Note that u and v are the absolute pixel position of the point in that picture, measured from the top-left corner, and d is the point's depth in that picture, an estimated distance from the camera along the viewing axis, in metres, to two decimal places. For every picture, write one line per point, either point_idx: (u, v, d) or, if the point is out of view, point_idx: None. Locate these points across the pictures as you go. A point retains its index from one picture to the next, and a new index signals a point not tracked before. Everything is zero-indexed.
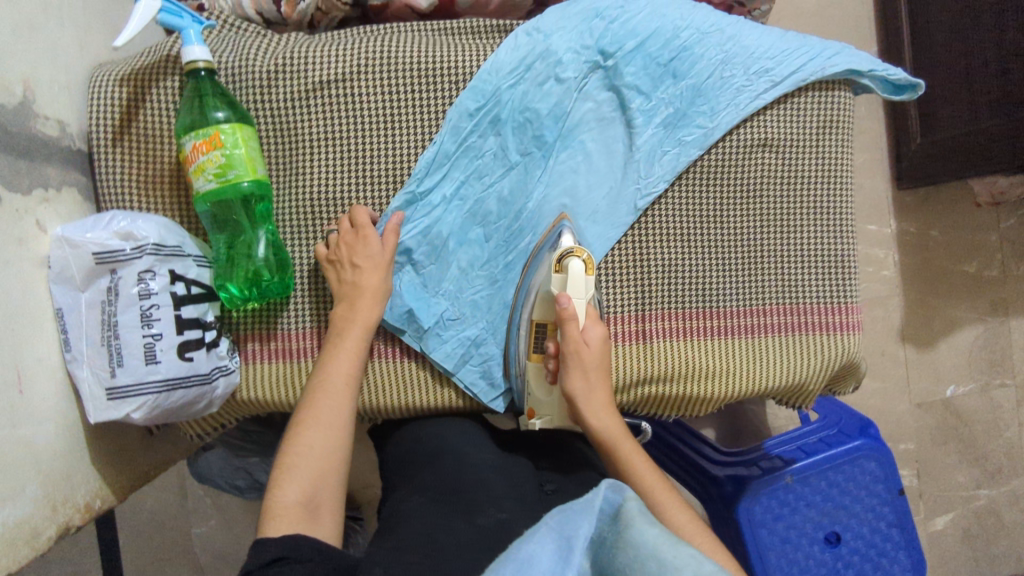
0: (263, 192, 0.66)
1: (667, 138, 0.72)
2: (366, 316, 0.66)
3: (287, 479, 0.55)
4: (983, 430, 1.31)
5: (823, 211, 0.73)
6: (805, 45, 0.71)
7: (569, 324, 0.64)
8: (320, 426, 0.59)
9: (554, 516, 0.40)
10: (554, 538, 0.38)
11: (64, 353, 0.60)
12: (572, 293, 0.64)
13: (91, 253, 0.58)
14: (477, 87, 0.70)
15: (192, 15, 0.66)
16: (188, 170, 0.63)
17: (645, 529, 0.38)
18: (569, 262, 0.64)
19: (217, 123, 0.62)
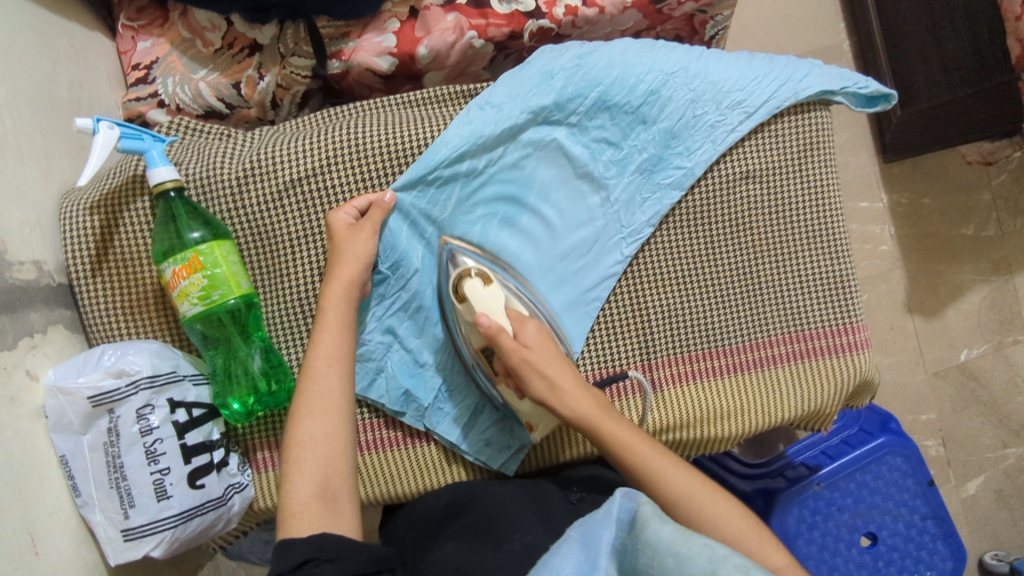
0: (250, 303, 0.65)
1: (644, 184, 0.70)
2: (346, 274, 0.64)
3: (297, 472, 0.55)
4: (1003, 390, 1.30)
5: (816, 233, 0.72)
6: (775, 71, 0.69)
7: (500, 338, 0.60)
8: (328, 409, 0.58)
9: (578, 528, 0.44)
10: (583, 549, 0.42)
11: (75, 499, 0.59)
12: (491, 310, 0.61)
13: (86, 397, 0.57)
14: (428, 159, 0.67)
15: (152, 133, 0.65)
16: (172, 295, 0.62)
17: (659, 528, 0.43)
18: (467, 287, 0.62)
19: (194, 244, 0.62)
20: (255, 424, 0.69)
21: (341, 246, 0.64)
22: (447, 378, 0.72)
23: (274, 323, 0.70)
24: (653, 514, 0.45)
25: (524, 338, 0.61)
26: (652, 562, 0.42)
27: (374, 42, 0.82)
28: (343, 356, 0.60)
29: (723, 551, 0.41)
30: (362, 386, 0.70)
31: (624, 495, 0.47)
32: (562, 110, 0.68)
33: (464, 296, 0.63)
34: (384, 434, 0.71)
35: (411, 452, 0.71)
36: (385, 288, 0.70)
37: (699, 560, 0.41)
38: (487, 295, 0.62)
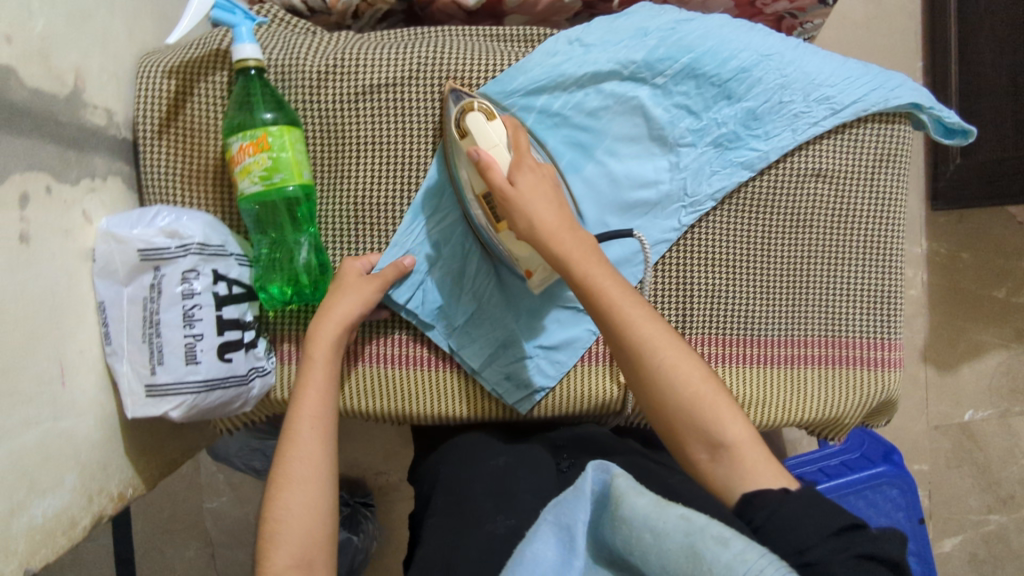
0: (307, 195, 0.66)
1: (717, 158, 0.70)
2: (339, 313, 0.64)
3: (276, 544, 0.51)
4: (999, 457, 1.30)
5: (873, 245, 0.72)
6: (868, 76, 0.69)
7: (493, 172, 0.59)
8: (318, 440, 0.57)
9: (551, 510, 0.43)
10: (553, 533, 0.41)
11: (105, 347, 0.59)
12: (489, 143, 0.61)
13: (137, 250, 0.58)
14: (504, 80, 0.68)
15: (244, 11, 0.64)
16: (234, 170, 0.62)
17: (636, 500, 0.40)
18: (466, 121, 0.63)
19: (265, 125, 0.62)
20: (288, 317, 0.70)
21: (345, 287, 0.65)
22: (480, 307, 0.72)
23: (328, 223, 0.70)
24: (627, 487, 0.42)
25: (519, 176, 0.60)
26: (629, 537, 0.39)
27: None
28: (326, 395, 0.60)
29: (700, 521, 0.38)
30: (405, 296, 0.70)
31: (597, 464, 0.44)
32: (649, 69, 0.68)
33: (465, 131, 0.63)
34: (408, 351, 0.72)
35: (430, 374, 0.72)
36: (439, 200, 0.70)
37: (676, 535, 0.38)
38: (489, 130, 0.62)
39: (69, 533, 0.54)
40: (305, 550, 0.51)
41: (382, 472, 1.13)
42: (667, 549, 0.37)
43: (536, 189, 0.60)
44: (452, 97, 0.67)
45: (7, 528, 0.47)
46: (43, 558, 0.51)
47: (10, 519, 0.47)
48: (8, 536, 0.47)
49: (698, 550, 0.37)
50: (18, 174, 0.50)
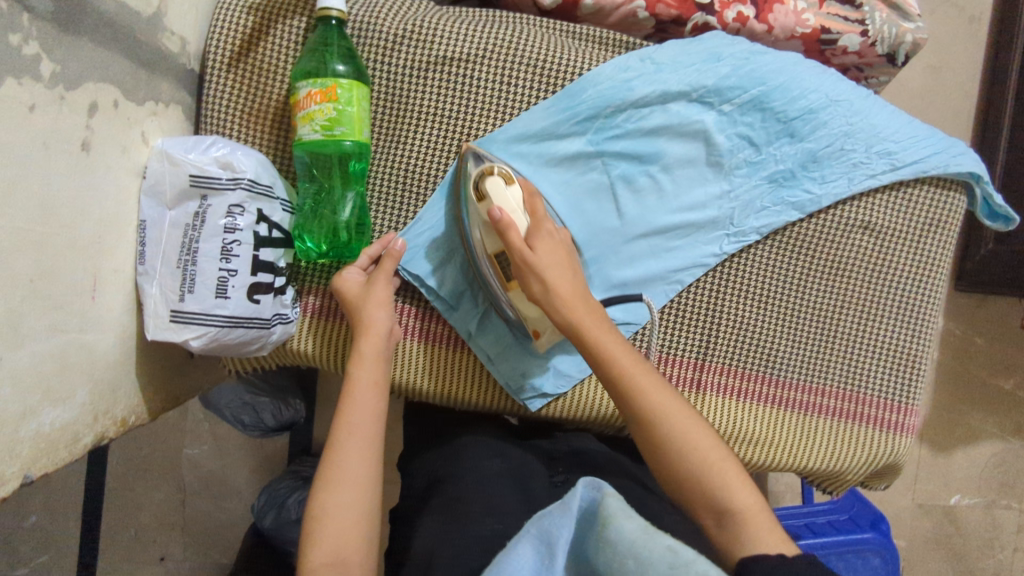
0: (362, 152, 0.66)
1: (770, 194, 0.69)
2: (378, 324, 0.63)
3: (321, 538, 0.51)
4: (977, 546, 1.29)
5: (908, 307, 0.72)
6: (932, 139, 0.69)
7: (512, 233, 0.59)
8: (363, 442, 0.56)
9: (536, 522, 0.43)
10: (535, 546, 0.42)
11: (138, 267, 0.59)
12: (508, 207, 0.60)
13: (189, 175, 0.58)
14: (573, 91, 0.68)
15: None
16: (296, 114, 0.62)
17: (623, 525, 0.40)
18: (487, 183, 0.61)
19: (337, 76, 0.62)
20: (316, 268, 0.69)
21: (369, 300, 0.64)
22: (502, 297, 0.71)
23: (375, 184, 0.70)
24: (617, 508, 0.42)
25: (536, 240, 0.60)
26: (611, 561, 0.40)
27: None
28: (368, 395, 0.59)
29: (686, 557, 0.38)
30: (421, 271, 0.69)
31: (589, 483, 0.45)
32: (719, 94, 0.68)
33: (483, 194, 0.62)
34: (432, 326, 0.71)
35: (450, 353, 0.72)
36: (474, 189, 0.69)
37: (659, 566, 0.37)
38: (508, 194, 0.61)
39: (71, 447, 0.53)
40: (340, 547, 0.51)
41: None
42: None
43: (554, 263, 0.60)
44: (471, 157, 0.67)
45: (17, 430, 0.46)
46: (44, 468, 0.50)
47: (21, 421, 0.46)
48: (17, 438, 0.46)
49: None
50: (91, 83, 0.50)
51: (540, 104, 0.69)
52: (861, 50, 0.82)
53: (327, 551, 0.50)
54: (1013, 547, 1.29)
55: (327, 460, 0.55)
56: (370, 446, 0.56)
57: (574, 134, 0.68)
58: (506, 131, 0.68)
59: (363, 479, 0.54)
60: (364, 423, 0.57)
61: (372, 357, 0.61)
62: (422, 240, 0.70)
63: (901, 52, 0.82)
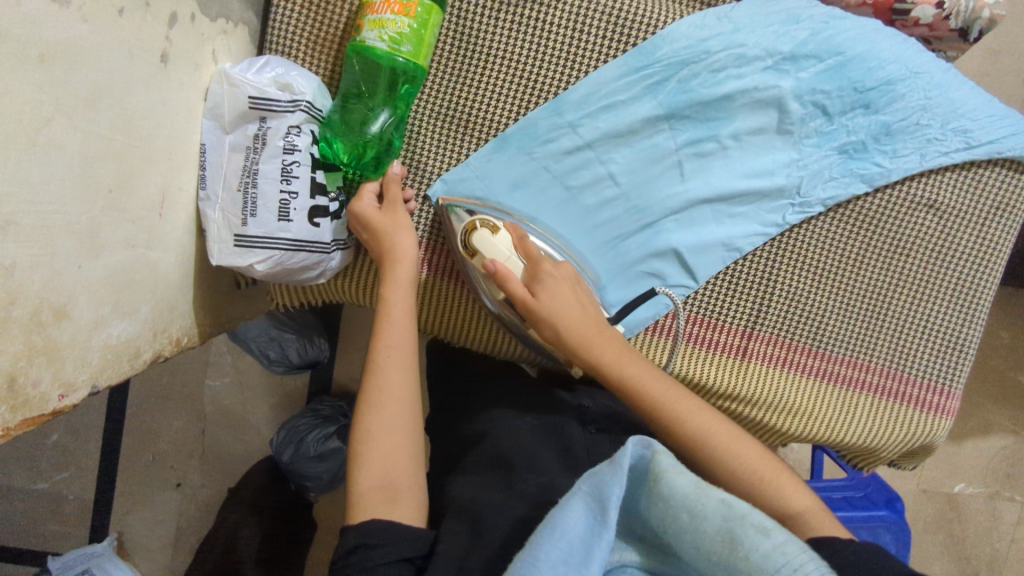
0: (415, 74, 0.65)
1: (839, 165, 0.68)
2: (406, 251, 0.62)
3: (362, 460, 0.53)
4: (976, 535, 1.31)
5: (964, 290, 0.71)
6: (1012, 119, 0.67)
7: (511, 286, 0.60)
8: (404, 372, 0.58)
9: (588, 479, 0.45)
10: (588, 503, 0.43)
11: (199, 191, 0.59)
12: (501, 257, 0.61)
13: (248, 96, 0.57)
14: (648, 48, 0.66)
15: None
16: (364, 17, 0.61)
17: (675, 480, 0.42)
18: (477, 239, 0.62)
19: None
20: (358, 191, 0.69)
21: (392, 226, 0.63)
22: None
23: (430, 128, 0.68)
24: (668, 465, 0.44)
25: (538, 282, 0.60)
26: (666, 515, 0.42)
27: None
28: (405, 328, 0.59)
29: (741, 508, 0.40)
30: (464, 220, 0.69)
31: (637, 440, 0.46)
32: (795, 60, 0.66)
33: (475, 251, 0.63)
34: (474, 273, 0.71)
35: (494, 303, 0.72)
36: (527, 139, 0.68)
37: (714, 518, 0.40)
38: (498, 244, 0.62)
39: (133, 361, 0.53)
40: (390, 471, 0.53)
41: None
42: (703, 529, 0.40)
43: (557, 297, 0.60)
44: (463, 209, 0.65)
45: (89, 338, 0.46)
46: (110, 378, 0.50)
47: (93, 330, 0.47)
48: (89, 345, 0.47)
49: (737, 535, 0.39)
50: None
51: (612, 61, 0.66)
52: (932, 23, 0.80)
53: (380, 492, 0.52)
54: (1011, 538, 1.31)
55: (371, 394, 0.56)
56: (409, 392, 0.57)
57: (644, 94, 0.67)
58: (574, 92, 0.67)
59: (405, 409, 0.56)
60: (402, 352, 0.58)
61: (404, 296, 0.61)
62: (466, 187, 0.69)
63: (974, 28, 0.79)
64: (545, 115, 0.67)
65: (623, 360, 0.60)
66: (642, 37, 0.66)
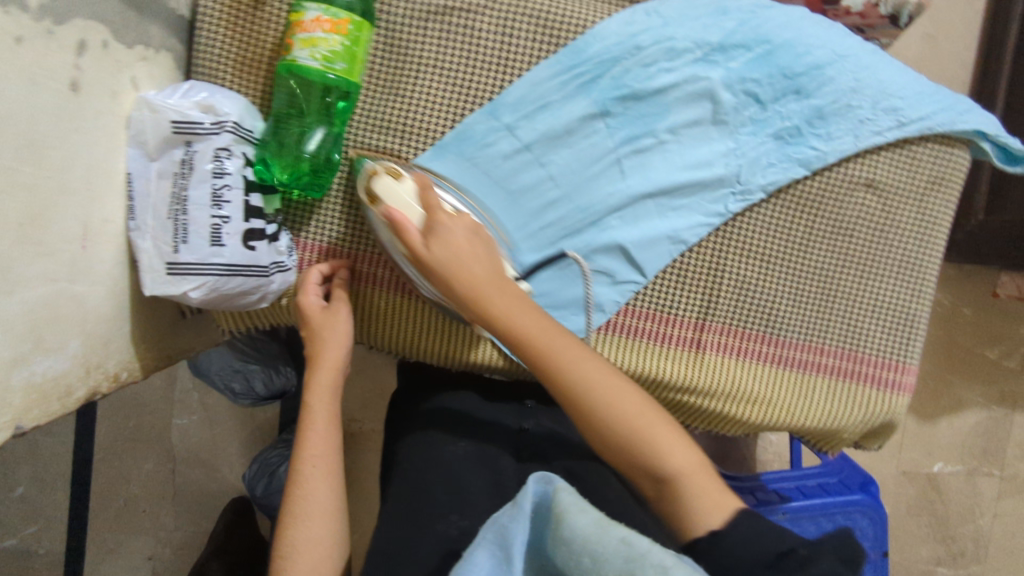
0: (348, 91, 0.63)
1: (775, 151, 0.69)
2: (338, 330, 0.63)
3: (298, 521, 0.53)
4: (959, 512, 1.32)
5: (908, 266, 0.72)
6: (938, 95, 0.68)
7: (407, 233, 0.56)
8: (329, 441, 0.58)
9: (490, 526, 0.43)
10: (490, 551, 0.41)
11: (128, 221, 0.57)
12: (399, 203, 0.57)
13: (170, 121, 0.56)
14: (579, 47, 0.66)
15: None
16: (293, 35, 0.59)
17: (575, 521, 0.40)
18: (376, 186, 0.58)
19: (344, 6, 0.59)
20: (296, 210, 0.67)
21: (322, 323, 0.63)
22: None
23: (363, 139, 0.67)
24: (568, 501, 0.42)
25: (438, 227, 0.56)
26: (570, 557, 0.40)
27: None
28: (327, 402, 0.60)
29: (641, 547, 0.38)
30: None
31: (539, 475, 0.45)
32: (723, 50, 0.66)
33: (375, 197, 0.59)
34: (419, 284, 0.69)
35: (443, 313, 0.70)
36: (464, 146, 0.67)
37: (616, 561, 0.38)
38: (402, 190, 0.58)
39: (63, 399, 0.52)
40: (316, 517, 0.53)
41: (356, 418, 1.09)
42: None
43: (452, 245, 0.56)
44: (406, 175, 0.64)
45: (8, 377, 0.45)
46: (37, 419, 0.49)
47: (12, 369, 0.45)
48: (9, 385, 0.45)
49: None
50: (79, 19, 0.49)
51: (544, 62, 0.66)
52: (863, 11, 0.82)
53: (313, 550, 0.52)
54: (992, 513, 1.32)
55: (298, 464, 0.55)
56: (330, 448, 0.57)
57: (577, 94, 0.67)
58: (508, 95, 0.66)
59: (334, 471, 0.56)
60: (327, 422, 0.58)
61: (331, 364, 0.61)
62: None
63: (903, 13, 0.81)
64: (482, 119, 0.67)
65: (514, 301, 0.57)
66: (572, 37, 0.66)
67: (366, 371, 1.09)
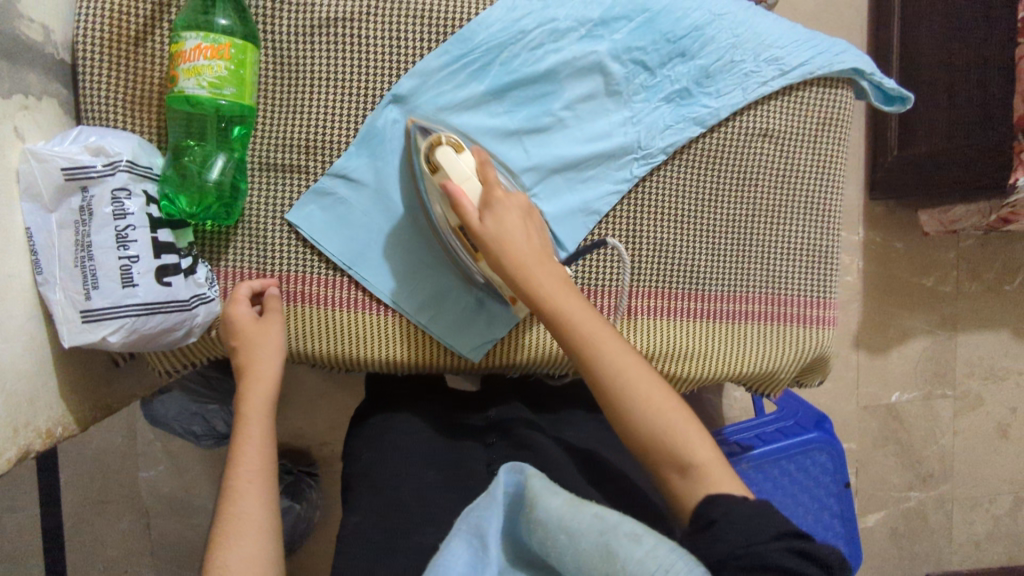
0: (244, 114, 0.63)
1: (671, 115, 0.71)
2: (271, 342, 0.63)
3: (229, 537, 0.51)
4: (920, 436, 1.38)
5: (813, 207, 0.75)
6: (814, 40, 0.72)
7: (465, 210, 0.58)
8: (261, 456, 0.57)
9: (466, 517, 0.46)
10: (467, 541, 0.45)
11: (35, 275, 0.56)
12: (458, 177, 0.59)
13: (60, 168, 0.55)
14: (467, 37, 0.67)
15: None
16: (178, 65, 0.59)
17: (549, 501, 0.44)
18: (438, 153, 0.60)
19: (224, 31, 0.60)
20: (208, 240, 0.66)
21: (256, 339, 0.63)
22: (412, 262, 0.70)
23: (266, 158, 0.67)
24: (541, 487, 0.46)
25: (496, 208, 0.59)
26: (545, 540, 0.43)
27: None
28: (261, 418, 0.59)
29: (613, 520, 0.42)
30: (324, 236, 0.68)
31: (509, 469, 0.49)
32: (606, 23, 0.69)
33: (437, 166, 0.61)
34: (354, 295, 0.69)
35: (382, 319, 0.70)
36: (371, 151, 0.68)
37: (590, 534, 0.42)
38: (457, 160, 0.60)
39: None
40: (248, 528, 0.52)
41: (323, 442, 1.08)
42: (579, 547, 0.41)
43: (503, 224, 0.59)
44: (417, 131, 0.67)
45: None
46: None
47: None
48: None
49: (613, 548, 0.40)
50: None
51: (430, 53, 0.67)
52: None
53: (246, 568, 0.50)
54: (953, 432, 1.39)
55: (230, 479, 0.55)
56: (263, 466, 0.56)
57: (473, 85, 0.68)
58: (406, 95, 0.67)
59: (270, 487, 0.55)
60: (261, 439, 0.58)
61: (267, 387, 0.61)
62: (318, 204, 0.68)
63: None
64: (383, 123, 0.68)
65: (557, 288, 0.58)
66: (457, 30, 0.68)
67: (327, 394, 1.09)
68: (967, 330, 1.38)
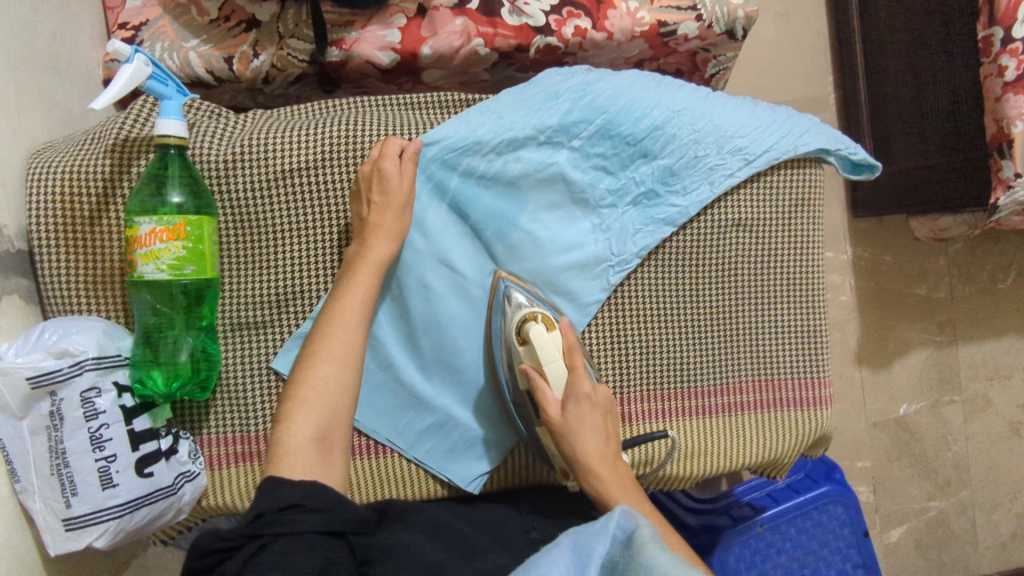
0: (208, 286, 0.62)
1: (640, 216, 0.70)
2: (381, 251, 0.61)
3: (301, 412, 0.53)
4: (933, 445, 1.35)
5: (795, 288, 0.74)
6: (776, 123, 0.71)
7: (541, 391, 0.62)
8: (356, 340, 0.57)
9: (570, 533, 0.41)
10: (569, 551, 0.39)
11: (13, 484, 0.54)
12: (546, 357, 0.63)
13: (25, 378, 0.52)
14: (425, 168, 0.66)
15: (177, 84, 0.61)
16: (135, 250, 0.58)
17: (659, 553, 0.39)
18: (529, 330, 0.64)
19: (178, 209, 0.59)
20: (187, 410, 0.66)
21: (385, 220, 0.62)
22: (401, 398, 0.69)
23: (237, 317, 0.66)
24: (651, 540, 0.41)
25: (578, 395, 0.62)
26: None
27: (378, 35, 0.73)
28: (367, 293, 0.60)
29: None
30: None
31: (622, 511, 0.43)
32: (565, 132, 0.68)
33: (527, 338, 0.64)
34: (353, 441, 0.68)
35: (382, 463, 0.69)
36: None
37: None
38: (550, 340, 0.63)
39: None
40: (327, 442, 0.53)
41: None
42: None
43: (585, 418, 0.61)
44: (505, 288, 0.68)
45: None
46: None
47: None
48: None
49: None
50: None
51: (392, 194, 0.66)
52: (701, 34, 0.79)
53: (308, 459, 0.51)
54: (964, 437, 1.36)
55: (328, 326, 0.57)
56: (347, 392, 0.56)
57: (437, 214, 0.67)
58: None
59: (333, 418, 0.54)
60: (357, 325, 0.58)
61: (339, 355, 0.56)
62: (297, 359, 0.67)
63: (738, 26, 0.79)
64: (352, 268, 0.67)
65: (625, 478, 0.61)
66: None
67: None
68: (966, 334, 1.36)
